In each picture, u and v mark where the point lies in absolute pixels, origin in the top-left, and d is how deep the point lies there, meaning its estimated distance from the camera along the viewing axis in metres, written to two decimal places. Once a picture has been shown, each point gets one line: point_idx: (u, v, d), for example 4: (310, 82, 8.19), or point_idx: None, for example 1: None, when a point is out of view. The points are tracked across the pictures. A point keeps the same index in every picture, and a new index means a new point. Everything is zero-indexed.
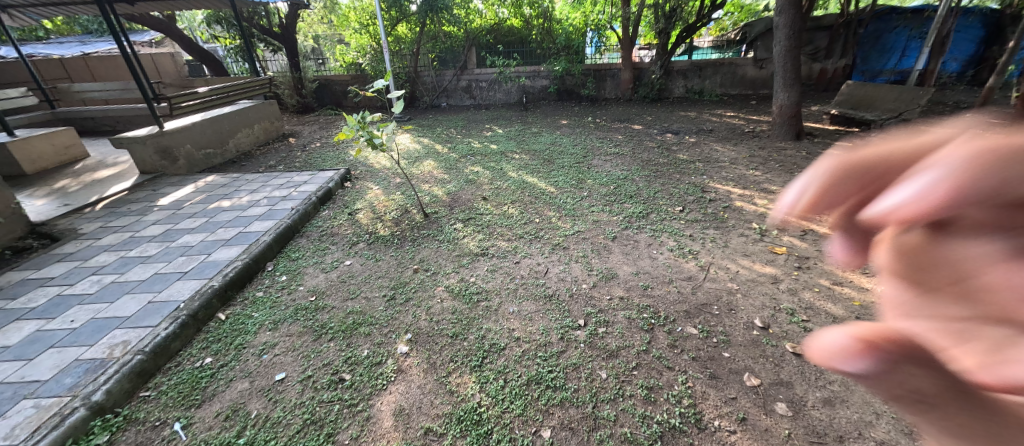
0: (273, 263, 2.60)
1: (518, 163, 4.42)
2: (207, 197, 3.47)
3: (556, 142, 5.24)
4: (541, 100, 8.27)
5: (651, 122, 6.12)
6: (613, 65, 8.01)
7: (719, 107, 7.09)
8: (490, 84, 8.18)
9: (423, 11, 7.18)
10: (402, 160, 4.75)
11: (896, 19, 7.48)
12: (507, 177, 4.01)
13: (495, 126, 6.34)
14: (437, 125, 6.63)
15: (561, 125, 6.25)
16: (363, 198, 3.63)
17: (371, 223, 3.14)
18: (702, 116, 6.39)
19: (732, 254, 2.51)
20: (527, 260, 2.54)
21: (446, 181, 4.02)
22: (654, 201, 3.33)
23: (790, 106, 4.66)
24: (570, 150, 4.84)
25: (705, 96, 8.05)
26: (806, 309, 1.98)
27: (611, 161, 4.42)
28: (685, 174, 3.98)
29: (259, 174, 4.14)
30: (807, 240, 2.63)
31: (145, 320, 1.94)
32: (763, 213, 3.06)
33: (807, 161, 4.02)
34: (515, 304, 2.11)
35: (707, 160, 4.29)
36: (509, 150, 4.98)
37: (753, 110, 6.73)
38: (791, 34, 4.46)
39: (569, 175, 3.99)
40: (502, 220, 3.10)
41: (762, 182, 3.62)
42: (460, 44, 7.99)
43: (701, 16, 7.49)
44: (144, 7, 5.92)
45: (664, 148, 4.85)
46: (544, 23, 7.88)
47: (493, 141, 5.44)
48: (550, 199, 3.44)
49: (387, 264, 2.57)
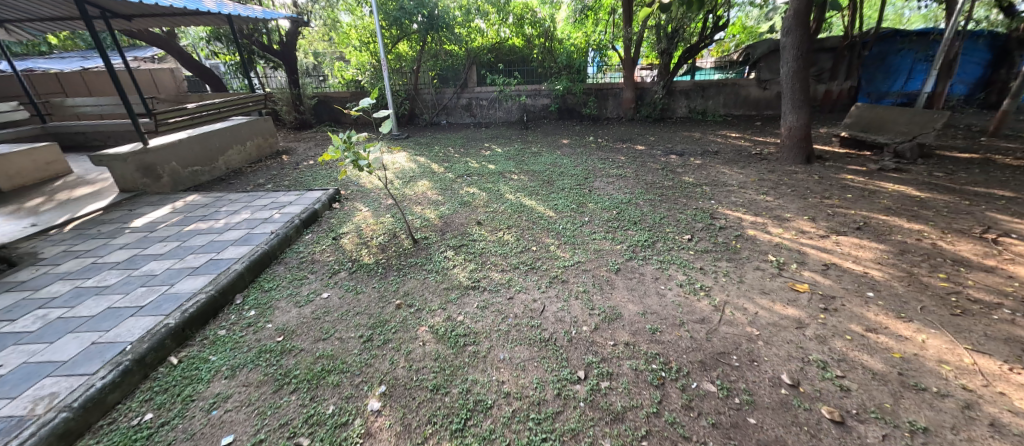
0: (243, 296, 2.37)
1: (517, 185, 4.22)
2: (184, 218, 3.28)
3: (557, 163, 5.07)
4: (541, 118, 8.18)
5: (654, 143, 5.97)
6: (614, 85, 7.95)
7: (723, 127, 6.95)
8: (491, 102, 8.11)
9: (424, 30, 7.16)
10: (396, 179, 4.57)
11: (900, 42, 7.45)
12: (504, 199, 3.82)
13: (494, 145, 6.19)
14: (436, 143, 6.50)
15: (562, 145, 6.10)
16: (351, 220, 3.44)
17: (355, 249, 2.93)
18: (706, 137, 6.24)
19: (748, 291, 2.26)
20: (521, 295, 2.30)
21: (440, 203, 3.82)
22: (660, 228, 3.12)
23: (799, 128, 4.50)
24: (571, 171, 4.65)
25: (708, 116, 7.96)
26: (840, 361, 1.72)
27: (614, 183, 4.22)
28: (692, 198, 3.77)
29: (244, 193, 3.96)
30: (831, 276, 2.38)
31: (83, 366, 1.69)
32: (779, 243, 2.83)
33: (821, 187, 3.82)
34: (507, 350, 1.87)
35: (715, 184, 4.10)
36: (508, 170, 4.81)
37: (758, 131, 6.58)
38: (799, 55, 4.32)
39: (570, 199, 3.79)
40: (496, 247, 2.88)
41: (775, 209, 3.40)
42: (461, 62, 7.95)
43: (703, 37, 7.48)
44: (143, 23, 5.88)
45: (668, 170, 4.67)
46: (545, 42, 7.86)
47: (491, 160, 5.27)
48: (548, 225, 3.24)
49: (368, 298, 2.34)
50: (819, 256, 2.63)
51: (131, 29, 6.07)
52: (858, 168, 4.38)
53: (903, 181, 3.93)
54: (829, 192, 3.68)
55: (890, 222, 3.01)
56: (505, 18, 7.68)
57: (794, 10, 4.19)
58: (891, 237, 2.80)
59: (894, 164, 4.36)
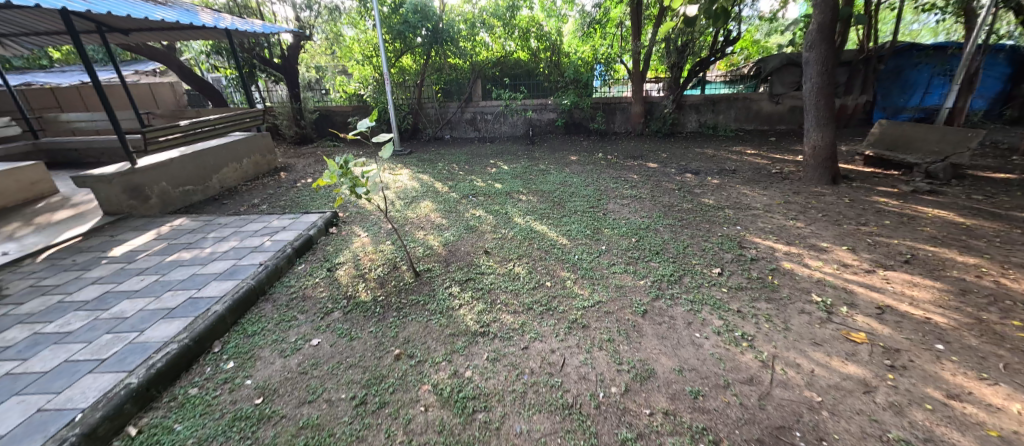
0: (222, 343, 2.09)
1: (526, 206, 3.97)
2: (167, 247, 3.03)
3: (567, 182, 4.84)
4: (548, 133, 7.98)
5: (667, 160, 5.73)
6: (622, 99, 7.76)
7: (736, 143, 6.72)
8: (496, 116, 7.92)
9: (428, 43, 7.07)
10: (398, 200, 4.33)
11: (917, 55, 7.25)
12: (513, 224, 3.57)
13: (500, 162, 5.96)
14: (439, 159, 6.28)
15: (571, 161, 5.86)
16: (347, 248, 3.19)
17: (350, 283, 2.66)
18: (720, 153, 6.00)
19: (799, 342, 1.96)
20: (537, 344, 2.02)
21: (443, 227, 3.57)
22: (686, 260, 2.84)
23: (825, 147, 4.25)
24: (583, 192, 4.40)
25: (719, 131, 7.75)
26: (930, 441, 1.41)
27: (629, 205, 3.96)
28: (715, 223, 3.50)
29: (236, 216, 3.72)
30: (889, 324, 2.09)
31: (19, 444, 1.41)
32: (820, 279, 2.54)
33: (855, 211, 3.54)
34: (524, 420, 1.57)
35: (738, 207, 3.83)
36: (515, 190, 4.56)
37: (774, 147, 6.33)
38: (824, 71, 4.10)
39: (584, 223, 3.52)
40: (506, 282, 2.61)
41: (808, 237, 3.13)
42: (466, 76, 7.79)
43: (714, 51, 7.29)
44: (142, 37, 5.74)
45: (685, 190, 4.41)
46: (551, 56, 7.71)
47: (497, 179, 5.04)
48: (562, 255, 2.97)
49: (362, 345, 2.06)
50: (869, 296, 2.34)
51: (128, 43, 5.93)
52: (889, 189, 4.10)
53: (942, 205, 3.65)
54: (865, 217, 3.40)
55: (940, 255, 2.73)
56: (510, 32, 7.55)
57: (818, 24, 3.99)
58: (947, 273, 2.51)
59: (928, 186, 4.09)
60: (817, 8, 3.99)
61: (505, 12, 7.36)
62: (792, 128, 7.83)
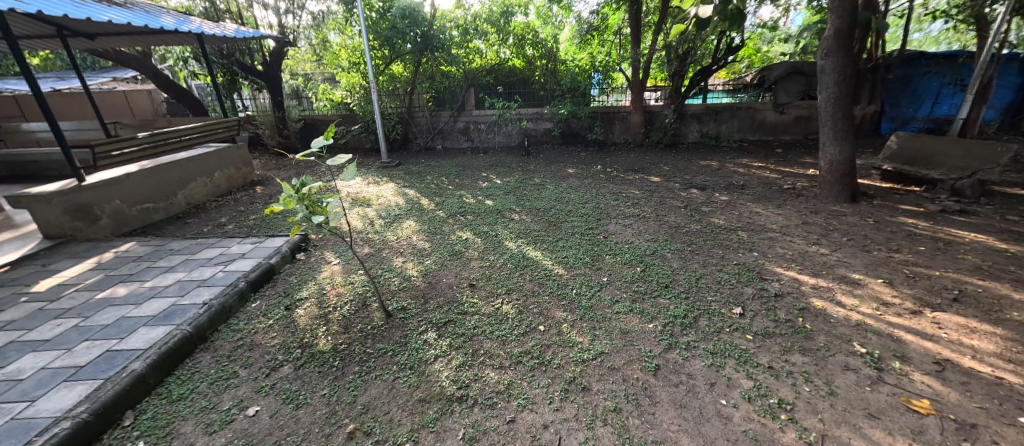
0: (136, 413, 1.68)
1: (519, 228, 3.59)
2: (102, 280, 2.62)
3: (564, 198, 4.48)
4: (544, 143, 7.66)
5: (670, 173, 5.40)
6: (621, 108, 7.45)
7: (741, 155, 6.40)
8: (489, 126, 7.60)
9: (418, 50, 6.66)
10: (379, 219, 3.96)
11: (926, 64, 7.02)
12: (504, 249, 3.20)
13: (493, 175, 5.61)
14: (428, 171, 5.92)
15: (568, 174, 5.52)
16: (314, 278, 2.79)
17: (309, 326, 2.25)
18: (725, 166, 5.67)
19: (853, 415, 1.57)
20: (526, 415, 1.62)
21: (425, 253, 3.19)
22: (701, 296, 2.46)
23: (843, 162, 3.92)
24: (582, 210, 4.03)
25: (722, 142, 7.45)
26: None
27: (633, 226, 3.59)
28: (729, 247, 3.13)
29: (193, 240, 3.33)
30: (958, 387, 1.71)
31: None
32: (861, 323, 2.17)
33: (884, 234, 3.18)
34: None
35: (752, 228, 3.47)
36: (508, 207, 4.20)
37: (782, 160, 6.00)
38: (842, 80, 3.78)
39: (582, 248, 3.15)
40: (491, 326, 2.21)
41: (836, 266, 2.76)
42: (458, 83, 7.48)
43: (717, 59, 7.01)
44: (110, 43, 5.36)
45: (692, 208, 4.06)
46: (548, 64, 7.40)
47: (488, 194, 4.67)
48: (557, 289, 2.59)
49: (309, 416, 1.65)
50: (923, 346, 1.97)
51: (95, 49, 5.58)
52: (915, 208, 3.76)
53: (977, 226, 3.31)
54: (896, 242, 3.04)
55: (994, 292, 2.37)
56: (505, 38, 7.21)
57: (835, 30, 3.69)
58: (1009, 316, 2.14)
59: (957, 204, 3.75)
60: (834, 12, 3.68)
61: (500, 18, 7.05)
62: (798, 139, 7.54)
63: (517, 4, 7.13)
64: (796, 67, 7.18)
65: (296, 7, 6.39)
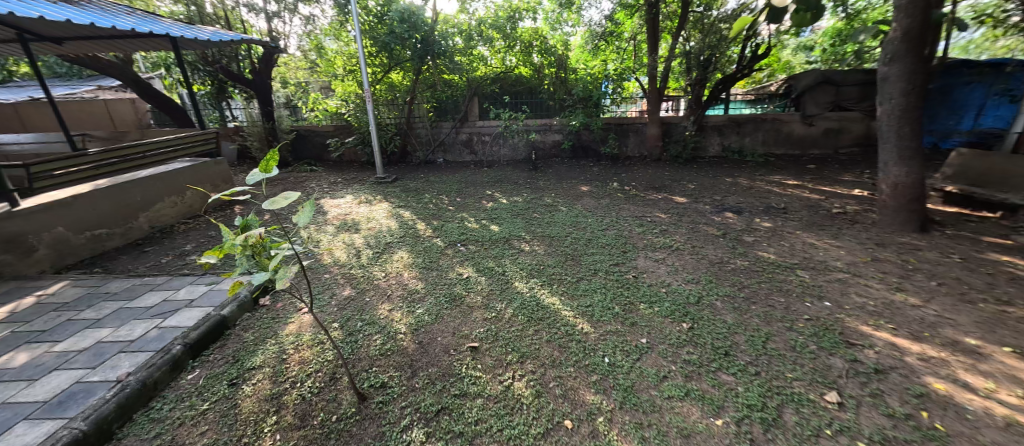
0: None
1: (531, 263, 3.02)
2: (4, 340, 2.04)
3: (580, 222, 3.93)
4: (553, 157, 7.14)
5: (696, 192, 4.83)
6: (636, 119, 6.92)
7: (771, 172, 5.82)
8: (494, 138, 7.10)
9: (418, 57, 6.17)
10: (367, 248, 3.40)
11: (968, 74, 6.51)
12: (515, 292, 2.63)
13: (498, 193, 5.08)
14: (427, 188, 5.39)
15: (582, 193, 4.97)
16: (276, 335, 2.23)
17: (255, 414, 1.67)
18: (757, 185, 5.09)
19: None
20: None
21: (418, 296, 2.62)
22: (776, 370, 1.86)
23: (911, 184, 3.34)
24: (603, 239, 3.46)
25: (745, 156, 6.88)
26: None
27: (666, 261, 3.01)
28: (791, 293, 2.54)
29: (140, 279, 2.76)
30: None
31: None
32: (1015, 423, 1.55)
33: (984, 278, 2.57)
34: None
35: (811, 266, 2.88)
36: (516, 234, 3.64)
37: (819, 177, 5.42)
38: (910, 89, 3.22)
39: (610, 293, 2.57)
40: (499, 420, 1.61)
41: (939, 327, 2.16)
42: (461, 93, 7.01)
43: (741, 67, 6.50)
44: (81, 47, 4.90)
45: (731, 237, 3.48)
46: (557, 72, 6.91)
47: (493, 217, 4.11)
48: (583, 355, 2.01)
49: None
50: None
51: (67, 54, 5.14)
52: (1002, 241, 3.16)
53: None
54: (1005, 289, 2.43)
55: None
56: (511, 46, 6.73)
57: (904, 31, 3.15)
58: None
59: None
60: (902, 10, 3.16)
61: (506, 24, 6.57)
62: (828, 153, 6.96)
63: (524, 8, 6.65)
64: (826, 76, 6.64)
65: (287, 11, 5.95)
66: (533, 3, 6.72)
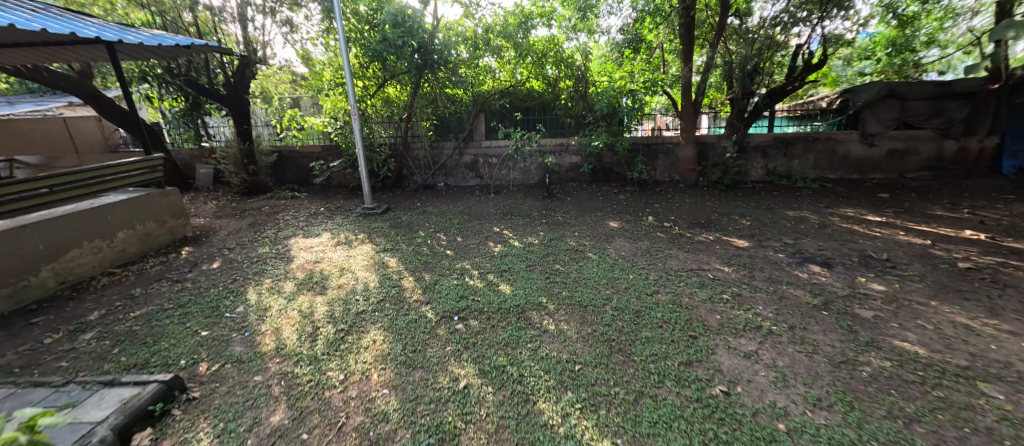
0: None
1: (560, 359, 2.04)
2: None
3: (618, 278, 2.97)
4: (570, 181, 6.27)
5: (757, 232, 3.85)
6: (667, 139, 6.05)
7: (837, 203, 4.82)
8: (503, 160, 6.27)
9: (414, 69, 5.33)
10: (329, 321, 2.47)
11: None
12: (538, 423, 1.63)
13: (508, 229, 4.18)
14: (423, 222, 4.50)
15: (612, 232, 4.03)
16: None
17: None
18: (829, 222, 4.10)
19: None
20: None
21: (384, 430, 1.63)
22: None
23: None
24: (658, 310, 2.48)
25: (795, 181, 5.92)
26: None
27: (764, 358, 2.01)
28: (1006, 440, 1.50)
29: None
30: None
31: None
32: None
33: None
34: None
35: (997, 375, 1.85)
36: (535, 299, 2.68)
37: (902, 211, 4.40)
38: None
39: (696, 432, 1.56)
40: None
41: None
42: (466, 109, 6.17)
43: (791, 79, 5.58)
44: (14, 56, 4.14)
45: (838, 309, 2.47)
46: (576, 86, 6.04)
47: (502, 269, 3.19)
48: None
49: None
50: None
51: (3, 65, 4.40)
52: None
53: None
54: None
55: None
56: (522, 56, 5.87)
57: None
58: None
59: None
60: None
61: (517, 32, 5.74)
62: (892, 178, 5.97)
63: (537, 14, 5.84)
64: (891, 89, 5.67)
65: (265, 16, 5.17)
66: (548, 7, 5.91)
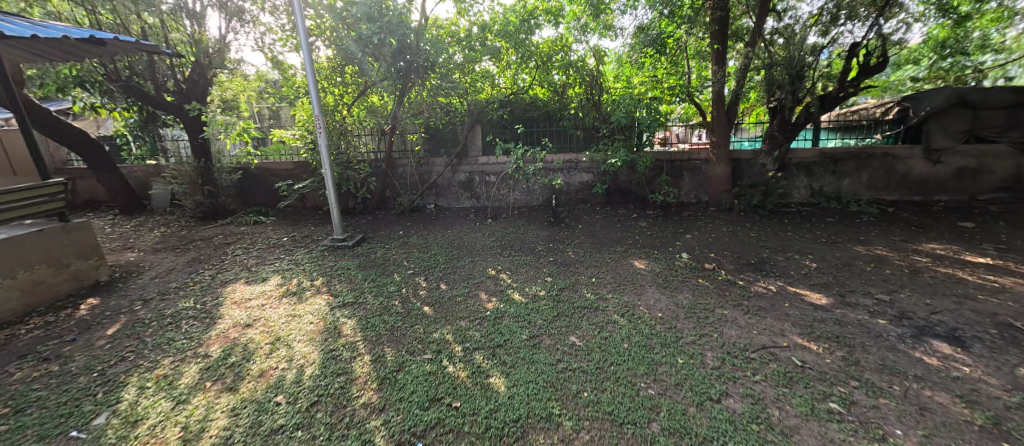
0: None
1: None
2: None
3: (661, 364, 2.05)
4: (579, 203, 5.42)
5: (831, 281, 2.93)
6: (693, 155, 5.20)
7: (914, 235, 3.89)
8: (502, 179, 5.44)
9: (399, 74, 4.53)
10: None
11: None
12: None
13: (507, 272, 3.31)
14: (401, 260, 3.64)
15: (640, 278, 3.13)
16: None
17: None
18: (922, 265, 3.16)
19: None
20: None
21: None
22: None
23: None
24: (737, 438, 1.55)
25: (847, 205, 5.01)
26: None
27: None
28: None
29: None
30: None
31: None
32: None
33: None
34: None
35: None
36: (542, 406, 1.77)
37: (1008, 249, 3.46)
38: None
39: None
40: None
41: None
42: (460, 120, 5.37)
43: (843, 85, 4.73)
44: None
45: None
46: (588, 93, 5.19)
47: (494, 343, 2.29)
48: None
49: None
50: None
51: None
52: None
53: None
54: None
55: None
56: (526, 60, 5.04)
57: None
58: None
59: None
60: None
61: (519, 32, 4.93)
62: (963, 201, 5.04)
63: (543, 12, 5.04)
64: (962, 96, 4.78)
65: (224, 12, 4.41)
66: (554, 4, 5.11)
